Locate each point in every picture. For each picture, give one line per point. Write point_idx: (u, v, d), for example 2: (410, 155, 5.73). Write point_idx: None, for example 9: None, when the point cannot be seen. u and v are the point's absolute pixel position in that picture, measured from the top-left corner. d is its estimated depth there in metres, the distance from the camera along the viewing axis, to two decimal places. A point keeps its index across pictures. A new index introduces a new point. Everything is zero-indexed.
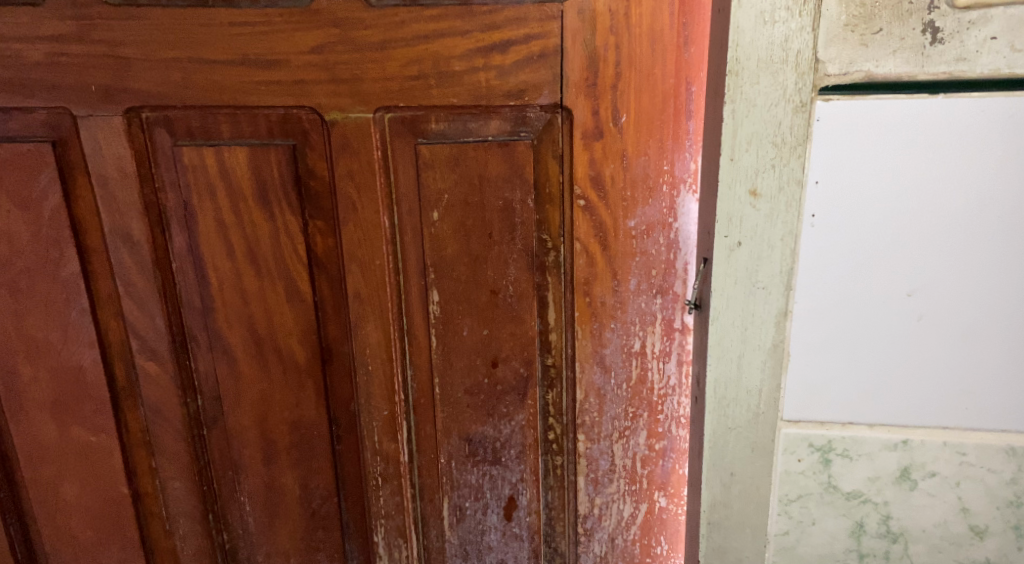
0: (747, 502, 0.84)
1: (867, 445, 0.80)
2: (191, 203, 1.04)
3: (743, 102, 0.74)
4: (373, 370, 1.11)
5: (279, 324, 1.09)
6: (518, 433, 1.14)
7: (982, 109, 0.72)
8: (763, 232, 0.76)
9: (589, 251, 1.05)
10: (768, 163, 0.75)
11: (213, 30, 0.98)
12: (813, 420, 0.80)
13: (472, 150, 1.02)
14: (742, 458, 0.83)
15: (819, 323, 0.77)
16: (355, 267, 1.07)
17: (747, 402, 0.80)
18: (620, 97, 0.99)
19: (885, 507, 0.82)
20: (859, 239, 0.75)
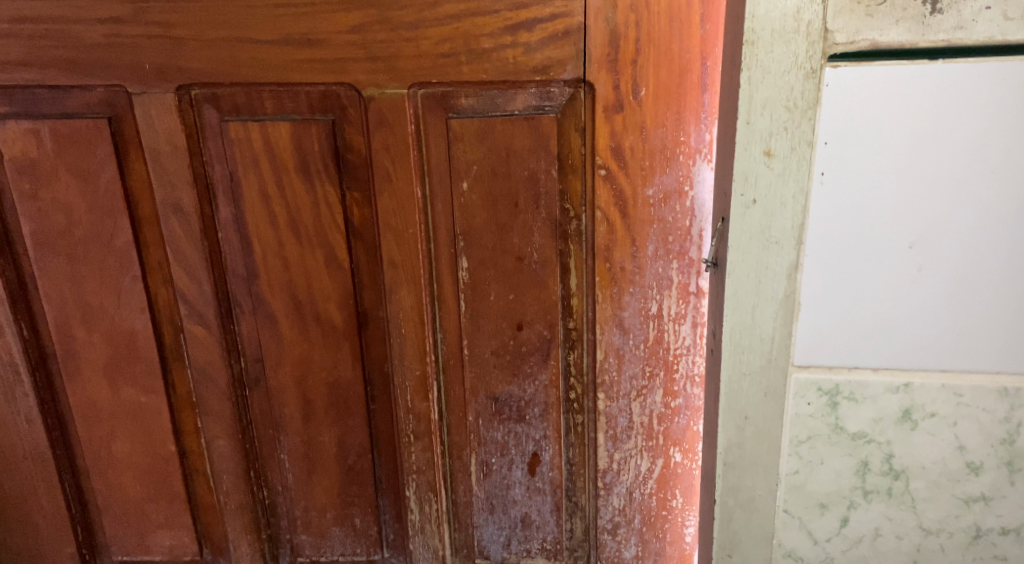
0: (760, 442, 0.91)
1: (871, 388, 0.87)
2: (237, 175, 1.11)
3: (758, 69, 0.81)
4: (406, 333, 1.18)
5: (317, 289, 1.16)
6: (541, 393, 1.20)
7: (979, 73, 0.78)
8: (776, 190, 0.83)
9: (609, 218, 1.12)
10: (781, 126, 0.81)
11: (257, 11, 1.05)
12: (822, 364, 0.87)
13: (500, 124, 1.09)
14: (755, 402, 0.90)
15: (827, 273, 0.84)
16: (389, 235, 1.13)
17: (761, 349, 0.87)
18: (640, 71, 1.06)
19: (888, 446, 0.89)
20: (865, 195, 0.82)
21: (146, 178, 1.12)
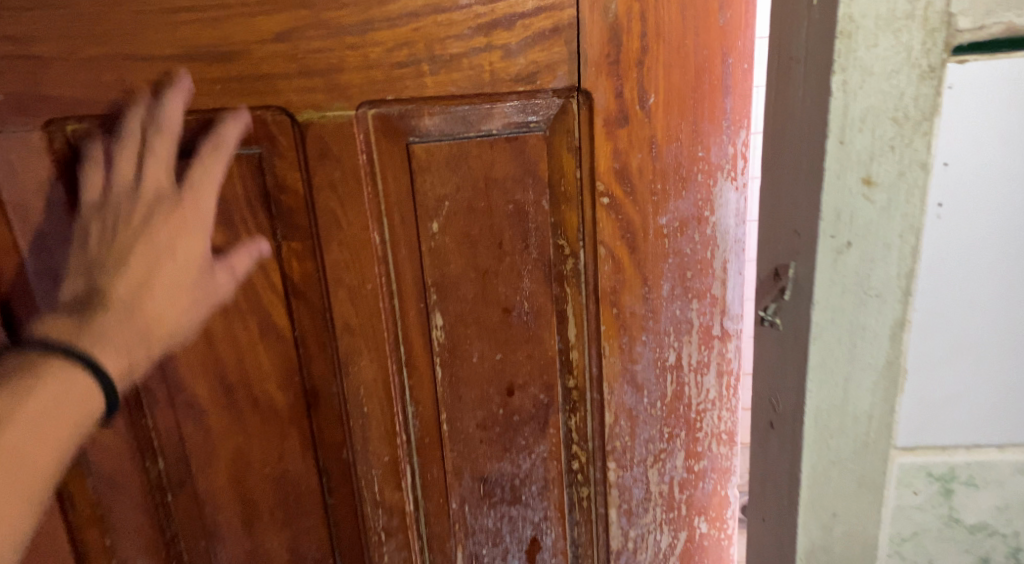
0: (852, 545, 0.70)
1: (995, 470, 0.68)
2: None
3: (858, 69, 0.60)
4: (370, 412, 0.94)
5: (253, 367, 0.92)
6: (540, 467, 0.99)
7: None
8: (880, 229, 0.62)
9: (615, 255, 0.91)
10: (887, 143, 0.61)
11: (151, 18, 0.80)
12: (932, 447, 0.67)
13: (475, 148, 0.87)
14: (846, 496, 0.69)
15: (944, 332, 0.64)
16: (341, 295, 0.90)
17: (855, 431, 0.67)
18: (647, 75, 0.85)
19: (1014, 539, 0.69)
20: (996, 229, 0.62)
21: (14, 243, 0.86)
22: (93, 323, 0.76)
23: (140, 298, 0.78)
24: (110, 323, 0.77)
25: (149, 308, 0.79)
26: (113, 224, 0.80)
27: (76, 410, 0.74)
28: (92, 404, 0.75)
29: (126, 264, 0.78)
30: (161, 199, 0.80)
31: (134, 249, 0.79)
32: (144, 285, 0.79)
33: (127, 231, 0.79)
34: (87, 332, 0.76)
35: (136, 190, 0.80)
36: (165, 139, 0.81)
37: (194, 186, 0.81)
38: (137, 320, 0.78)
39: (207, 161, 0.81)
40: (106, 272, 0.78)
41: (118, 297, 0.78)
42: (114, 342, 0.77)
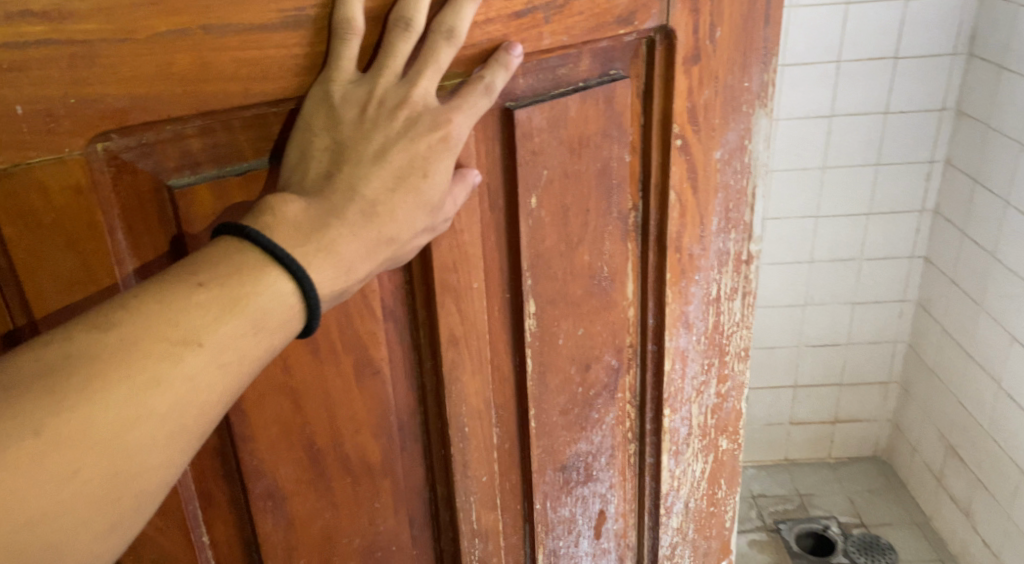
0: None
1: None
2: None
3: None
4: (471, 433, 0.80)
5: (346, 420, 0.72)
6: (609, 436, 0.93)
7: None
8: None
9: (682, 200, 0.87)
10: None
11: None
12: None
13: (575, 104, 0.76)
14: None
15: None
16: (449, 303, 0.74)
17: None
18: (717, 8, 0.81)
19: None
20: None
21: (7, 321, 0.56)
22: (325, 220, 0.59)
23: (379, 217, 0.61)
24: (343, 239, 0.59)
25: (386, 231, 0.61)
26: (372, 117, 0.61)
27: (262, 348, 0.57)
28: (286, 336, 0.58)
29: (389, 156, 0.61)
30: (358, 81, 0.61)
31: (392, 151, 0.61)
32: (398, 215, 0.62)
33: (336, 122, 0.60)
34: (314, 246, 0.58)
35: (330, 81, 0.60)
36: (445, 62, 0.63)
37: (461, 105, 0.64)
38: (371, 228, 0.60)
39: (473, 90, 0.66)
40: (354, 170, 0.60)
41: (357, 202, 0.60)
42: (329, 268, 0.59)
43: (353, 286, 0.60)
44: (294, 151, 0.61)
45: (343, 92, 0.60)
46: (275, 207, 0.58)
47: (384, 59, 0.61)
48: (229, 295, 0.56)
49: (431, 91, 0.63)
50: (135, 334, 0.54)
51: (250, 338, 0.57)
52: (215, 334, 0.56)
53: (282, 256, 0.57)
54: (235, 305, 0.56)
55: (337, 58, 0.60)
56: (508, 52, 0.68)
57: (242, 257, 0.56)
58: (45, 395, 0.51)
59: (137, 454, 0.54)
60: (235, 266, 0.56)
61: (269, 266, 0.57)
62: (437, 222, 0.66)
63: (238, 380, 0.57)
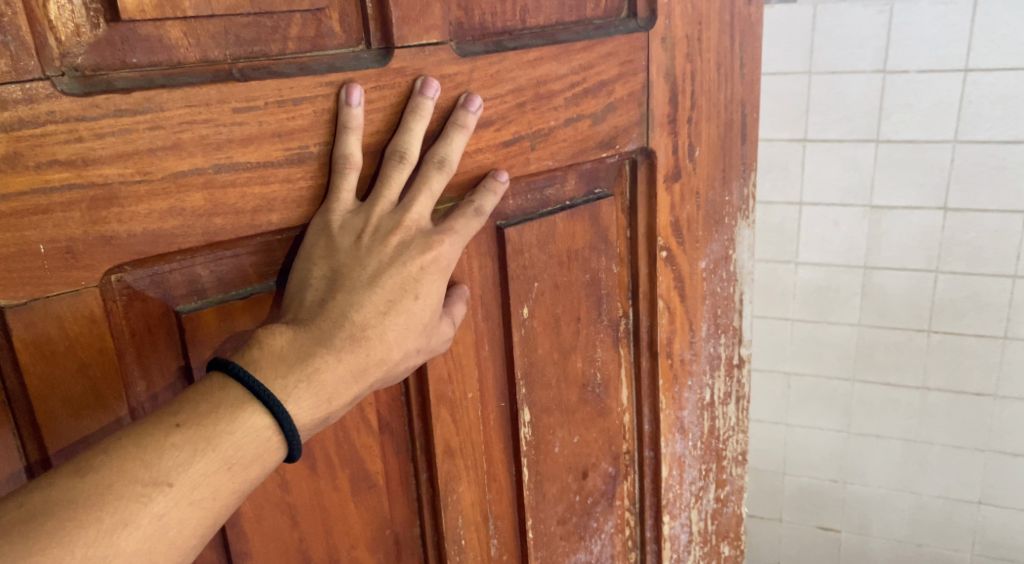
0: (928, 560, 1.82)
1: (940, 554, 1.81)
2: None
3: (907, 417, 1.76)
4: (467, 543, 0.81)
5: (342, 533, 0.74)
6: (608, 545, 0.94)
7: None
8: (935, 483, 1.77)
9: (670, 307, 0.90)
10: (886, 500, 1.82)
11: (258, 118, 0.60)
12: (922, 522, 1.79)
13: (561, 222, 0.80)
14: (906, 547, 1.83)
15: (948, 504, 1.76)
16: (444, 414, 0.77)
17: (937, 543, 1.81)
18: (695, 129, 0.86)
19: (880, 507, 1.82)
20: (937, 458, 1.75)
21: (19, 456, 0.58)
22: (311, 348, 0.62)
23: (366, 341, 0.64)
24: (327, 367, 0.62)
25: (373, 355, 0.64)
26: (367, 244, 0.65)
27: (233, 484, 0.59)
28: (260, 473, 0.60)
29: (380, 282, 0.65)
30: (353, 211, 0.65)
31: (384, 277, 0.65)
32: (386, 337, 0.65)
33: (329, 253, 0.64)
34: (298, 374, 0.61)
35: (326, 214, 0.65)
36: (437, 189, 0.68)
37: (449, 230, 0.68)
38: (356, 353, 0.63)
39: (463, 213, 0.70)
40: (346, 296, 0.63)
41: (346, 327, 0.63)
42: (310, 397, 0.61)
43: (335, 413, 0.63)
44: (296, 278, 0.65)
45: (341, 219, 0.65)
46: (264, 337, 0.61)
47: (381, 188, 0.66)
48: (204, 435, 0.58)
49: (424, 218, 0.67)
50: (111, 478, 0.55)
51: (223, 475, 0.59)
52: (187, 474, 0.57)
53: (262, 391, 0.60)
54: (209, 445, 0.58)
55: (336, 189, 0.64)
56: (496, 179, 0.72)
57: (224, 396, 0.59)
58: (22, 539, 0.53)
59: None
60: (215, 405, 0.59)
61: (249, 404, 0.60)
62: (427, 345, 0.68)
63: (209, 519, 0.59)
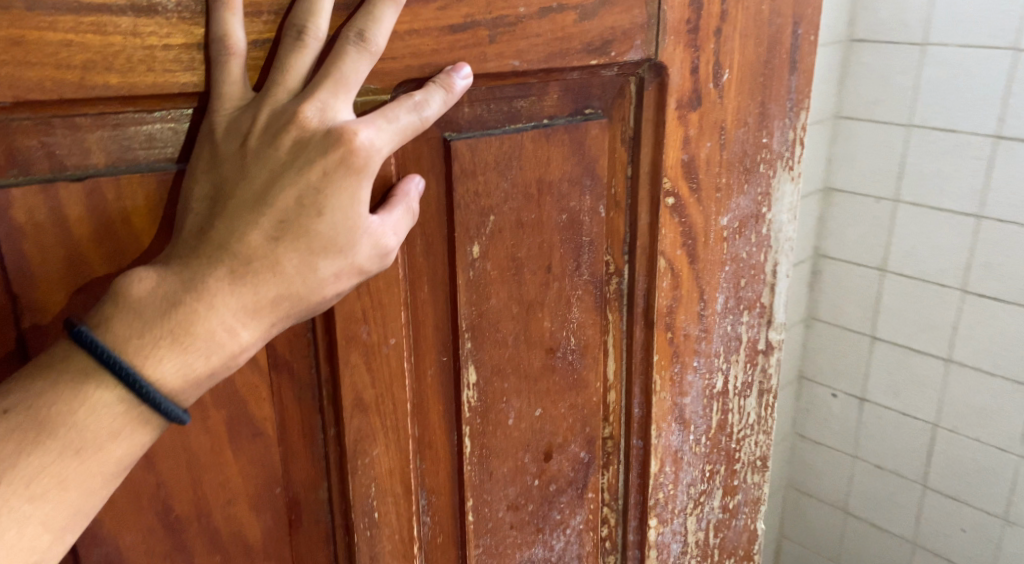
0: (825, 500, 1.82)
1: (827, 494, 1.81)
2: (29, 298, 0.51)
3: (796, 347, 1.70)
4: (383, 518, 0.67)
5: (216, 484, 0.61)
6: (574, 543, 0.78)
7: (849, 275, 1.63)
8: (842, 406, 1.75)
9: (675, 268, 0.73)
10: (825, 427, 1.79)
11: None
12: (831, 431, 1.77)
13: (531, 142, 0.64)
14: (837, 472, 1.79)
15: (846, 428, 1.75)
16: (355, 360, 0.62)
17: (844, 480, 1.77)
18: (725, 46, 0.68)
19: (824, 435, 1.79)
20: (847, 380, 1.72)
21: None
22: (179, 295, 0.50)
23: (256, 275, 0.51)
24: (199, 315, 0.50)
25: (268, 292, 0.52)
26: (254, 148, 0.52)
27: (96, 471, 0.49)
28: (132, 453, 0.50)
29: (272, 200, 0.52)
30: (246, 108, 0.53)
31: (275, 193, 0.52)
32: (284, 269, 0.52)
33: (209, 169, 0.53)
34: (161, 332, 0.49)
35: (211, 120, 0.52)
36: (356, 70, 0.54)
37: (373, 118, 0.54)
38: (239, 291, 0.51)
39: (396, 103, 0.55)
40: (224, 222, 0.51)
41: (224, 259, 0.51)
42: (176, 352, 0.50)
43: (219, 370, 0.51)
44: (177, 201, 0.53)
45: (221, 121, 0.52)
46: (121, 287, 0.49)
47: (276, 74, 0.53)
48: (38, 419, 0.48)
49: (333, 104, 0.53)
50: None
51: (77, 462, 0.48)
52: (22, 468, 0.47)
53: (109, 358, 0.49)
54: (47, 430, 0.48)
55: (216, 83, 0.52)
56: (451, 75, 0.57)
57: (62, 368, 0.48)
58: None
59: None
60: (52, 380, 0.48)
61: (88, 378, 0.49)
62: (353, 265, 0.54)
63: (64, 519, 0.49)
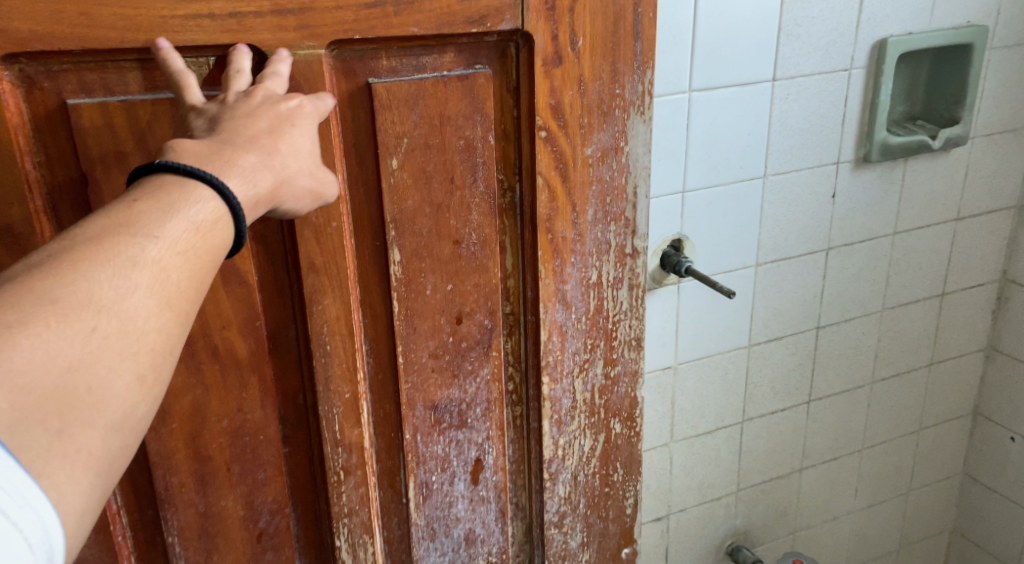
0: (870, 521, 1.66)
1: (859, 517, 1.65)
2: (93, 176, 0.81)
3: (771, 372, 1.43)
4: (333, 350, 0.95)
5: (214, 314, 0.89)
6: (483, 390, 1.06)
7: (809, 265, 1.38)
8: (843, 429, 1.55)
9: (551, 185, 1.01)
10: (832, 459, 1.56)
11: None
12: (836, 458, 1.57)
13: (431, 87, 0.92)
14: (860, 489, 1.62)
15: (849, 448, 1.57)
16: (308, 234, 0.90)
17: (860, 498, 1.63)
18: (578, 21, 0.96)
19: (828, 466, 1.57)
20: (844, 398, 1.52)
21: None
22: (211, 160, 0.71)
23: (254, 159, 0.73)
24: (231, 168, 0.71)
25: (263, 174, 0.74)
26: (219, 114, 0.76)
27: (207, 244, 0.69)
28: (226, 238, 0.70)
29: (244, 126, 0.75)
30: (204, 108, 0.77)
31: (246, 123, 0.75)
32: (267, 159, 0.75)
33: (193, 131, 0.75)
34: (215, 166, 0.70)
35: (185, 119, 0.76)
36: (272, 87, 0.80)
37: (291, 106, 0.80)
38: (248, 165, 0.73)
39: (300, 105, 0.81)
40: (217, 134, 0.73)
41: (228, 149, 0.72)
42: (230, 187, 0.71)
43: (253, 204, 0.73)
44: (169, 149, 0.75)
45: (201, 102, 0.77)
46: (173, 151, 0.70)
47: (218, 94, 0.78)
48: (163, 203, 0.67)
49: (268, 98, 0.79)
50: (96, 235, 0.65)
51: (192, 234, 0.68)
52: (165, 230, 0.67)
53: (194, 173, 0.69)
54: (172, 208, 0.67)
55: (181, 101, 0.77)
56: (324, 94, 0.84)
57: (164, 179, 0.69)
58: (36, 280, 0.61)
59: (128, 320, 0.64)
60: (162, 185, 0.68)
61: (189, 183, 0.69)
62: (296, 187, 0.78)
63: (190, 273, 0.68)
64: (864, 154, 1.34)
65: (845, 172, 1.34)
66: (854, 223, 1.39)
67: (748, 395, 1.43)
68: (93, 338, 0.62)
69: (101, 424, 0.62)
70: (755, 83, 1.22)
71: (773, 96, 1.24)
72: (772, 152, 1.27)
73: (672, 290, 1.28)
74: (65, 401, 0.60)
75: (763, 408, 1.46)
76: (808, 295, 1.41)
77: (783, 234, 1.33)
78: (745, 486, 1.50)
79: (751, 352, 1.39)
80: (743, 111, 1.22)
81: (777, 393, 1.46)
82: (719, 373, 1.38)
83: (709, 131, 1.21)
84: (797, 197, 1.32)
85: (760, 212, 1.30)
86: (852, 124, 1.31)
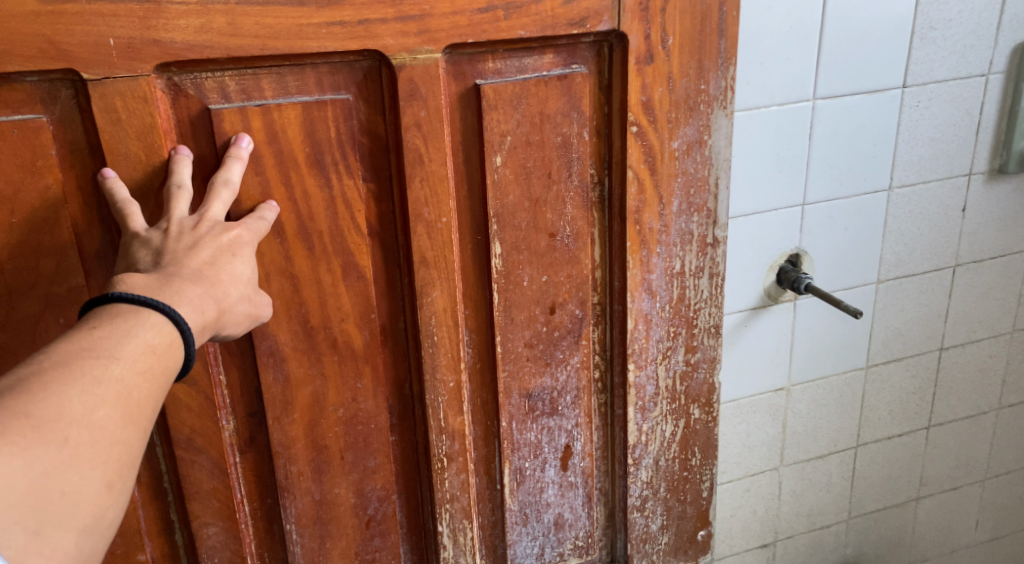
0: (991, 552, 1.63)
1: (979, 550, 1.62)
2: None
3: (899, 395, 1.44)
4: (440, 340, 0.99)
5: (334, 308, 0.94)
6: (573, 377, 1.10)
7: (940, 286, 1.38)
8: (966, 457, 1.53)
9: (640, 178, 1.04)
10: (955, 488, 1.55)
11: None
12: (959, 488, 1.55)
13: (533, 87, 0.96)
14: (982, 519, 1.60)
15: (973, 476, 1.55)
16: (421, 231, 0.94)
17: (982, 531, 1.61)
18: (668, 20, 1.00)
19: (952, 497, 1.55)
20: (969, 424, 1.51)
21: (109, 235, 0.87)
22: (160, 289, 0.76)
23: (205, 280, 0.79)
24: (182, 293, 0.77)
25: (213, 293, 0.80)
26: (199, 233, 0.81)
27: (162, 365, 0.74)
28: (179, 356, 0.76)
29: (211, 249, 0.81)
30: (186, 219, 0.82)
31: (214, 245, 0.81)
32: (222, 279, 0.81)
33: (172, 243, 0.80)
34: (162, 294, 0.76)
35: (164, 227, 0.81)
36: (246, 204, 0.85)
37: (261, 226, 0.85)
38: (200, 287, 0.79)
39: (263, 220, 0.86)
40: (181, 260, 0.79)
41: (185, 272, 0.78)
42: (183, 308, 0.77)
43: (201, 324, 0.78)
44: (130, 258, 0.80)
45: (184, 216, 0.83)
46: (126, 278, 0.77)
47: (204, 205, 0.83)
48: (120, 327, 0.73)
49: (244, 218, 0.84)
50: (61, 357, 0.71)
51: (149, 354, 0.73)
52: (124, 350, 0.72)
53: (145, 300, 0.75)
54: (130, 330, 0.73)
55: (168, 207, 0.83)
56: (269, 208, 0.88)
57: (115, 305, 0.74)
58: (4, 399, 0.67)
59: (88, 436, 0.70)
60: (118, 310, 0.74)
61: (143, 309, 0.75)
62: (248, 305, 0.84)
63: (147, 387, 0.74)
64: (1000, 165, 1.33)
65: (977, 184, 1.33)
66: (986, 240, 1.37)
67: (863, 420, 1.44)
68: (64, 448, 0.68)
69: (77, 525, 0.69)
70: (884, 89, 1.22)
71: (904, 103, 1.24)
72: (899, 163, 1.28)
73: (790, 307, 1.31)
74: (41, 501, 0.67)
75: (886, 432, 1.46)
76: (932, 315, 1.40)
77: (908, 250, 1.33)
78: (858, 513, 1.51)
79: (868, 374, 1.40)
80: (871, 118, 1.23)
81: (894, 418, 1.46)
82: (835, 395, 1.40)
83: (833, 142, 1.23)
84: (925, 208, 1.32)
85: (885, 224, 1.31)
86: (987, 132, 1.30)
